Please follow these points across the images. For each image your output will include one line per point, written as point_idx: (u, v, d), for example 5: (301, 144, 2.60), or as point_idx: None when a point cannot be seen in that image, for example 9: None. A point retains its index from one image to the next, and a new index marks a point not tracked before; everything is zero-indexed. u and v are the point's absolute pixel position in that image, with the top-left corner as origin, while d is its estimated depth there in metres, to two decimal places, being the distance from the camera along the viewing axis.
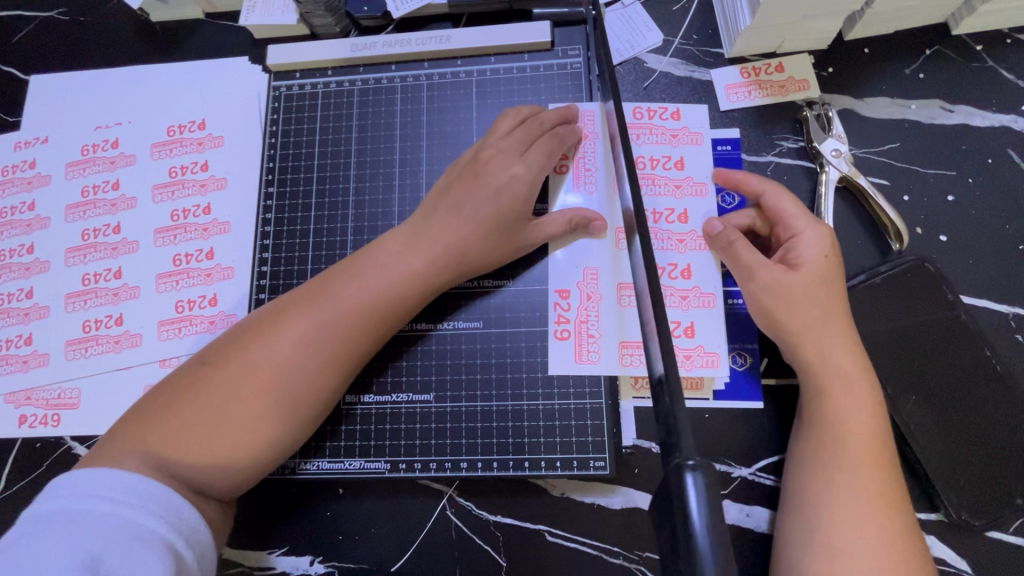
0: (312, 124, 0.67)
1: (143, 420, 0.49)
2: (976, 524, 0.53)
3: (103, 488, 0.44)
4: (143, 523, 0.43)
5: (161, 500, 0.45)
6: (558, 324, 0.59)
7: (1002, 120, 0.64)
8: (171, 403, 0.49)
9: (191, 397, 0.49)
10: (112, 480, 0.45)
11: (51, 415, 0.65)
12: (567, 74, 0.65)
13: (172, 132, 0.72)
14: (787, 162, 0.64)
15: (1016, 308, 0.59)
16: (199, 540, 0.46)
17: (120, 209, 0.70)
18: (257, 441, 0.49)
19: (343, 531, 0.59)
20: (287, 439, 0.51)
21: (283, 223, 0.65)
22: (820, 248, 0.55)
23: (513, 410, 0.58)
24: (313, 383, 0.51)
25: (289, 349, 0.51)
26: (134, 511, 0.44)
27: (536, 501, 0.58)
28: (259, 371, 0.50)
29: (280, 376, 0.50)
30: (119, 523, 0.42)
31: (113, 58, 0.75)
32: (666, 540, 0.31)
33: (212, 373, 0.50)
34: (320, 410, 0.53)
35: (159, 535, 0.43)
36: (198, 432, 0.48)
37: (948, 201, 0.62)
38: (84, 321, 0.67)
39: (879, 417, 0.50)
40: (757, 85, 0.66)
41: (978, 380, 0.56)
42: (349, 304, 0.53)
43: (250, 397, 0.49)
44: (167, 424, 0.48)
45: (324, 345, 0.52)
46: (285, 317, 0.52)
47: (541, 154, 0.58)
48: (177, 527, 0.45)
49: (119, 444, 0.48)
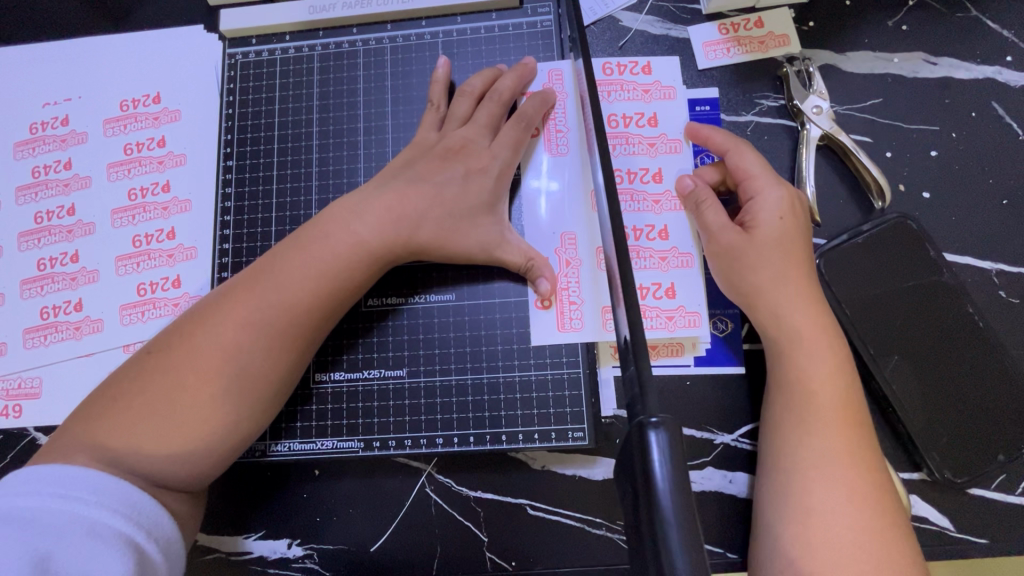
0: (271, 93, 0.63)
1: (95, 415, 0.47)
2: (958, 482, 0.53)
3: (52, 485, 0.42)
4: (97, 518, 0.41)
5: (116, 494, 0.43)
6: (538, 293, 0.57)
7: (986, 72, 0.62)
8: (121, 398, 0.47)
9: (139, 390, 0.47)
10: (64, 475, 0.43)
11: (12, 406, 0.62)
12: (537, 33, 0.62)
13: (126, 107, 0.68)
14: (767, 122, 0.62)
15: (999, 264, 0.58)
16: (164, 532, 0.45)
17: (74, 189, 0.67)
18: (209, 427, 0.47)
19: (320, 513, 0.58)
20: (246, 423, 0.49)
21: (244, 198, 0.62)
22: (777, 208, 0.53)
23: (488, 383, 0.57)
24: (266, 360, 0.49)
25: (234, 331, 0.49)
26: (87, 506, 0.41)
27: (516, 475, 0.57)
28: (208, 356, 0.48)
29: (229, 356, 0.48)
30: (70, 520, 0.40)
31: (58, 30, 0.71)
32: (633, 499, 0.29)
33: (159, 364, 0.48)
34: (276, 392, 0.51)
35: (116, 530, 0.41)
36: (148, 423, 0.46)
37: (931, 156, 0.60)
38: (42, 307, 0.64)
39: (843, 375, 0.49)
40: (735, 41, 0.64)
41: (960, 338, 0.55)
42: (299, 281, 0.51)
43: (200, 381, 0.47)
44: (118, 417, 0.47)
45: (274, 325, 0.50)
46: (228, 300, 0.50)
47: (510, 137, 0.57)
48: (137, 520, 0.43)
49: (74, 438, 0.46)
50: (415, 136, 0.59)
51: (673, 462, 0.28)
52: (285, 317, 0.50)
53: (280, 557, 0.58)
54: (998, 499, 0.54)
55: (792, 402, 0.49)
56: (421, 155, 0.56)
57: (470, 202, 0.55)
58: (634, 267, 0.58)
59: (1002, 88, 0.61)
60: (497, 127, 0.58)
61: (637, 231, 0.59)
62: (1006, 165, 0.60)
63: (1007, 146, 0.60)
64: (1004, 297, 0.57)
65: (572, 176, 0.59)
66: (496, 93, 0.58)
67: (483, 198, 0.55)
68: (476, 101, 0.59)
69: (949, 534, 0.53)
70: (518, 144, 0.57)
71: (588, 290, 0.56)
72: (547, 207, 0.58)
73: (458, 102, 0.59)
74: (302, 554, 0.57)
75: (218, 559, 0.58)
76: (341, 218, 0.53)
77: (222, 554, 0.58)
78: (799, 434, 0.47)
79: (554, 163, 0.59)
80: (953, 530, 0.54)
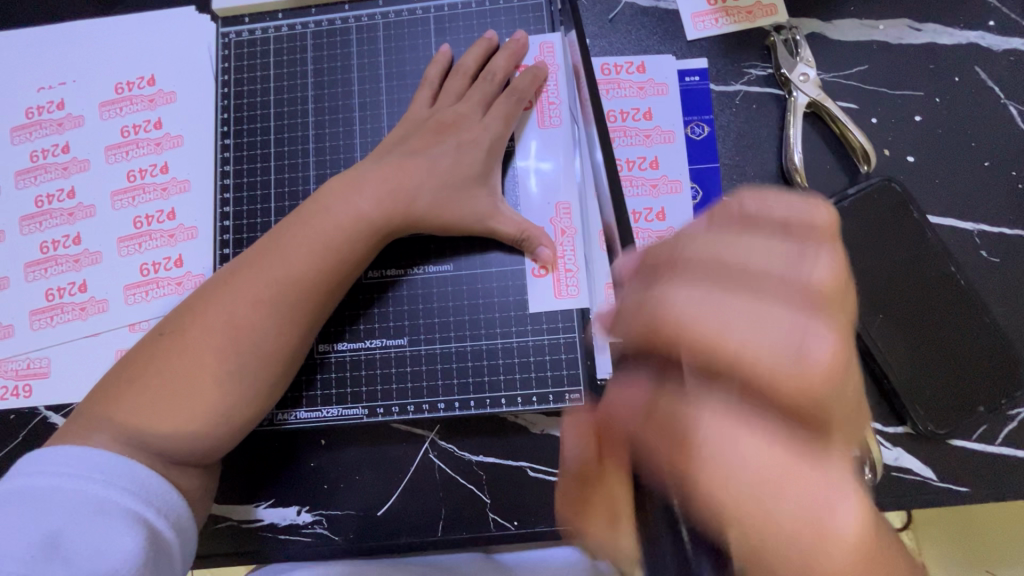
0: (266, 72, 0.64)
1: (112, 396, 0.49)
2: (940, 434, 0.55)
3: (64, 466, 0.44)
4: (106, 496, 0.43)
5: (124, 473, 0.45)
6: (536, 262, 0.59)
7: (969, 37, 0.63)
8: (136, 379, 0.49)
9: (155, 370, 0.49)
10: (77, 456, 0.45)
11: (23, 386, 0.64)
12: (528, 6, 0.63)
13: (121, 89, 0.69)
14: (755, 91, 0.64)
15: (981, 226, 0.59)
16: (174, 509, 0.46)
17: (73, 172, 0.67)
18: (220, 401, 0.49)
19: (328, 480, 0.60)
20: (257, 396, 0.51)
21: (242, 175, 0.63)
22: None
23: (487, 350, 0.58)
24: (271, 341, 0.51)
25: (240, 309, 0.50)
26: (96, 486, 0.44)
27: (517, 439, 0.59)
28: (218, 335, 0.50)
29: (236, 335, 0.50)
30: (80, 499, 0.43)
31: (50, 14, 0.71)
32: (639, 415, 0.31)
33: (173, 345, 0.50)
34: (284, 367, 0.53)
35: (126, 507, 0.43)
36: (165, 402, 0.48)
37: (915, 121, 0.62)
38: (47, 289, 0.66)
39: None
40: (723, 11, 0.65)
41: (943, 295, 0.57)
42: (302, 255, 0.52)
43: (209, 360, 0.49)
44: (133, 398, 0.48)
45: (280, 300, 0.51)
46: (234, 281, 0.52)
47: (502, 111, 0.58)
48: (146, 497, 0.45)
49: (92, 418, 0.48)
50: (408, 112, 0.60)
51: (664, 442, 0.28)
52: (290, 293, 0.51)
53: (291, 524, 0.60)
54: (978, 450, 0.56)
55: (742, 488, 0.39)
56: (415, 132, 0.57)
57: (466, 174, 0.56)
58: None
59: (985, 53, 0.62)
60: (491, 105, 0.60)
61: (636, 215, 0.61)
62: (989, 129, 0.61)
63: (989, 110, 0.61)
64: (986, 257, 0.59)
65: (566, 147, 0.60)
66: (491, 74, 0.60)
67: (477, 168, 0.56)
68: (471, 80, 0.61)
69: (931, 483, 0.56)
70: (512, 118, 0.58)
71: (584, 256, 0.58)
72: (542, 179, 0.60)
73: (454, 79, 0.60)
74: (311, 520, 0.60)
75: (230, 527, 0.60)
76: (339, 193, 0.54)
77: (234, 522, 0.60)
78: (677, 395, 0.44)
79: (552, 138, 0.60)
80: (935, 480, 0.56)
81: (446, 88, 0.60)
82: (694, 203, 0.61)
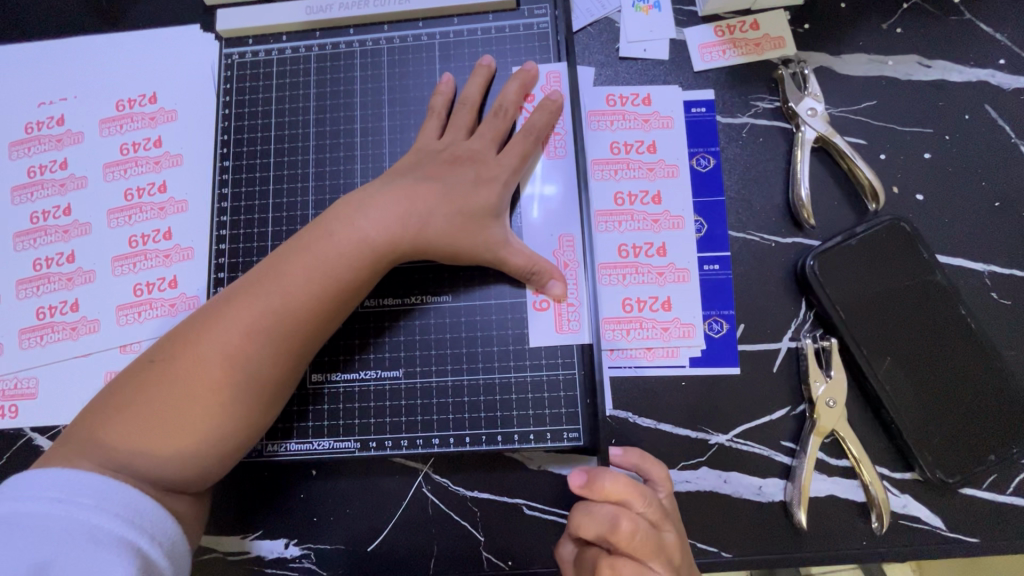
0: (268, 94, 0.63)
1: (101, 421, 0.48)
2: (950, 482, 0.54)
3: (52, 491, 0.42)
4: (98, 523, 0.41)
5: (116, 497, 0.43)
6: (537, 295, 0.57)
7: (979, 75, 0.62)
8: (128, 401, 0.48)
9: (145, 397, 0.48)
10: (66, 480, 0.43)
11: (8, 407, 0.62)
12: (534, 35, 0.62)
13: (122, 107, 0.68)
14: (762, 124, 0.63)
15: (991, 266, 0.58)
16: (168, 535, 0.44)
17: (70, 189, 0.67)
18: (217, 435, 0.48)
19: (318, 513, 0.58)
20: (251, 426, 0.50)
21: (241, 198, 0.62)
22: None
23: (485, 384, 0.57)
24: (269, 371, 0.50)
25: (237, 339, 0.49)
26: (87, 512, 0.42)
27: (513, 475, 0.57)
28: (216, 366, 0.48)
29: (232, 366, 0.48)
30: (71, 525, 0.41)
31: (54, 30, 0.71)
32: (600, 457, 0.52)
33: (164, 372, 0.48)
34: (284, 395, 0.52)
35: (117, 534, 0.42)
36: (156, 434, 0.47)
37: (925, 158, 0.61)
38: (38, 307, 0.64)
39: None
40: (731, 43, 0.64)
41: (952, 339, 0.55)
42: (304, 287, 0.51)
43: (203, 392, 0.48)
44: (122, 426, 0.47)
45: (278, 333, 0.50)
46: (230, 306, 0.50)
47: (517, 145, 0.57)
48: (140, 524, 0.43)
49: (80, 443, 0.47)
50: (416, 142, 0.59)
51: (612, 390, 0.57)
52: (290, 326, 0.50)
53: (279, 557, 0.58)
54: (989, 499, 0.55)
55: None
56: (416, 160, 0.56)
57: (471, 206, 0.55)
58: (633, 282, 0.60)
59: (995, 91, 0.62)
60: (503, 142, 0.58)
61: (637, 248, 0.60)
62: (1000, 169, 0.60)
63: (999, 149, 0.61)
64: (996, 299, 0.58)
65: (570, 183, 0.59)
66: (500, 106, 0.58)
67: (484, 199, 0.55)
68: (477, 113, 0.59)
69: (940, 533, 0.54)
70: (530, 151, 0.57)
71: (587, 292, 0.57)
72: (546, 212, 0.59)
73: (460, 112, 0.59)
74: (299, 554, 0.58)
75: (216, 559, 0.58)
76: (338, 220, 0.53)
77: (220, 554, 0.58)
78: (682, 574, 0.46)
79: (557, 169, 0.59)
80: (944, 529, 0.54)
81: (454, 121, 0.59)
82: (698, 236, 0.60)
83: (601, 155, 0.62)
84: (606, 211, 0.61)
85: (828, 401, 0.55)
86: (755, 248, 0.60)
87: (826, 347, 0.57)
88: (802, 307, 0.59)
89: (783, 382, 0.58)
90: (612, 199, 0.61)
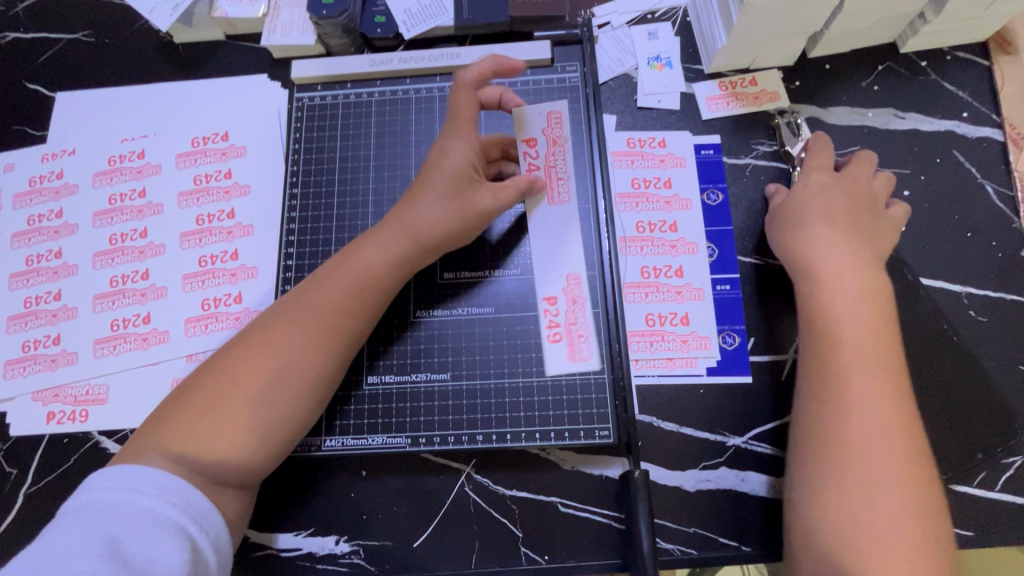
0: (333, 132, 0.73)
1: (157, 424, 0.53)
2: (943, 478, 0.60)
3: (123, 480, 0.48)
4: (158, 509, 0.47)
5: (173, 488, 0.49)
6: (550, 329, 0.63)
7: (947, 125, 0.72)
8: (185, 400, 0.54)
9: (197, 394, 0.53)
10: (131, 472, 0.49)
11: (79, 411, 0.68)
12: (565, 88, 0.73)
13: (197, 143, 0.77)
14: (763, 165, 0.72)
15: (968, 288, 0.66)
16: (213, 525, 0.50)
17: (147, 215, 0.74)
18: (261, 416, 0.53)
19: (367, 511, 0.63)
20: (306, 424, 0.57)
21: (307, 221, 0.70)
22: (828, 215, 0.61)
23: (523, 387, 0.63)
24: (304, 357, 0.55)
25: (276, 332, 0.55)
26: (150, 499, 0.48)
27: (548, 474, 0.63)
28: (259, 356, 0.54)
29: (272, 355, 0.54)
30: (137, 511, 0.47)
31: (139, 76, 0.80)
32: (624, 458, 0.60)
33: (212, 372, 0.54)
34: (319, 382, 0.56)
35: (174, 521, 0.47)
36: (207, 422, 0.52)
37: (904, 195, 0.70)
38: (112, 320, 0.71)
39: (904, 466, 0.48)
40: (734, 96, 0.74)
41: (939, 349, 0.63)
42: (334, 283, 0.58)
43: (248, 380, 0.53)
44: (178, 421, 0.52)
45: (324, 333, 0.56)
46: (283, 318, 0.56)
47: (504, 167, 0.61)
48: (192, 514, 0.49)
49: (138, 445, 0.52)
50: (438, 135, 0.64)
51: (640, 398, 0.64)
52: (320, 316, 0.56)
53: (329, 553, 0.62)
54: (981, 496, 0.60)
55: (868, 420, 0.50)
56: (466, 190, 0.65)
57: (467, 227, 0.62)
58: (654, 299, 0.67)
59: (961, 139, 0.72)
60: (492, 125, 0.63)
61: (657, 270, 0.68)
62: (970, 204, 0.69)
63: (967, 187, 0.70)
64: (975, 317, 0.65)
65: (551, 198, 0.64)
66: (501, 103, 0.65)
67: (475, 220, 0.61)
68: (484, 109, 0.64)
69: None
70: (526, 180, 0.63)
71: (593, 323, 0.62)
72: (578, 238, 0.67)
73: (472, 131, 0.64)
74: (349, 550, 0.62)
75: (269, 555, 0.62)
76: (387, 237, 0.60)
77: (273, 550, 0.62)
78: (839, 399, 0.51)
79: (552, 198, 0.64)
80: None
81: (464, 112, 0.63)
82: (711, 260, 0.68)
83: (623, 189, 0.71)
84: (629, 237, 0.69)
85: None
86: (761, 270, 0.68)
87: None
88: None
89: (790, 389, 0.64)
90: (634, 227, 0.70)
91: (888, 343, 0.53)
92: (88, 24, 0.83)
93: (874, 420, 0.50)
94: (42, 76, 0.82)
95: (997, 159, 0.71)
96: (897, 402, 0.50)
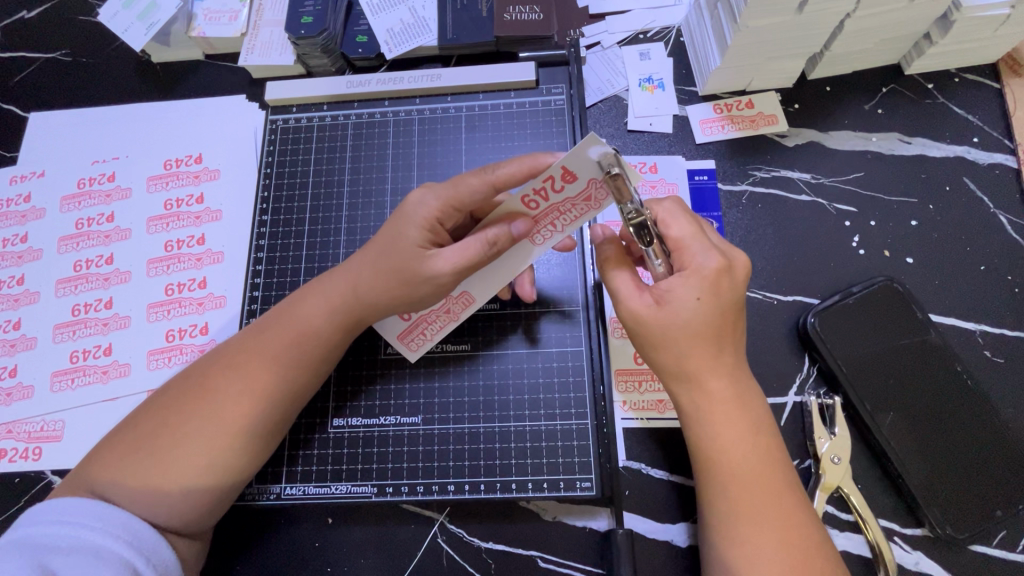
0: (307, 157, 0.70)
1: (91, 460, 0.50)
2: (960, 538, 0.55)
3: (62, 513, 0.45)
4: (101, 542, 0.44)
5: (118, 521, 0.46)
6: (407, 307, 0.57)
7: (956, 151, 0.68)
8: (118, 437, 0.51)
9: (128, 433, 0.50)
10: (71, 505, 0.46)
11: (33, 449, 0.64)
12: (551, 110, 0.70)
13: (169, 166, 0.74)
14: (761, 191, 0.68)
15: (982, 325, 0.62)
16: (162, 560, 0.47)
17: (114, 240, 0.71)
18: (187, 461, 0.49)
19: (333, 563, 0.58)
20: (262, 454, 0.53)
21: (276, 249, 0.67)
22: (702, 249, 0.48)
23: (500, 432, 0.59)
24: (238, 398, 0.51)
25: (212, 372, 0.52)
26: (93, 533, 0.44)
27: (527, 526, 0.58)
28: (194, 395, 0.51)
29: (204, 395, 0.51)
30: (77, 545, 0.43)
31: (113, 98, 0.78)
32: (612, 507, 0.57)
33: (146, 414, 0.51)
34: (256, 424, 0.51)
35: (118, 554, 0.44)
36: (132, 465, 0.48)
37: (911, 225, 0.66)
38: (72, 351, 0.67)
39: (775, 541, 0.46)
40: (729, 119, 0.71)
41: (950, 395, 0.58)
42: (282, 323, 0.54)
43: (177, 421, 0.50)
44: (105, 461, 0.49)
45: (262, 369, 0.52)
46: (222, 357, 0.53)
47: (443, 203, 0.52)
48: (138, 547, 0.45)
49: (75, 482, 0.49)
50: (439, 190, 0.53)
51: (628, 445, 0.59)
52: (257, 354, 0.53)
53: None
54: (1000, 557, 0.55)
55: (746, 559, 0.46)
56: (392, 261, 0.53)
57: (422, 294, 0.53)
58: None
59: (972, 166, 0.68)
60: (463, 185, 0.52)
61: None
62: (983, 235, 0.65)
63: (979, 217, 0.66)
64: (990, 357, 0.61)
65: (511, 234, 0.50)
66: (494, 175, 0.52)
67: (429, 291, 0.52)
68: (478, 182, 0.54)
69: None
70: (485, 233, 0.50)
71: (439, 334, 0.59)
72: (559, 271, 0.63)
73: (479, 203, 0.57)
74: None
75: None
76: (345, 283, 0.55)
77: None
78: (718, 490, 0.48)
79: (518, 231, 0.50)
80: None
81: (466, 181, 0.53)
82: None
83: (612, 217, 0.67)
84: None
85: (833, 457, 0.57)
86: (758, 305, 0.64)
87: (831, 404, 0.59)
88: (806, 363, 0.62)
89: (790, 436, 0.60)
90: None
91: (756, 418, 0.49)
92: (65, 44, 0.81)
93: (753, 553, 0.46)
94: (16, 96, 0.79)
95: (1011, 187, 0.67)
96: (776, 512, 0.47)
